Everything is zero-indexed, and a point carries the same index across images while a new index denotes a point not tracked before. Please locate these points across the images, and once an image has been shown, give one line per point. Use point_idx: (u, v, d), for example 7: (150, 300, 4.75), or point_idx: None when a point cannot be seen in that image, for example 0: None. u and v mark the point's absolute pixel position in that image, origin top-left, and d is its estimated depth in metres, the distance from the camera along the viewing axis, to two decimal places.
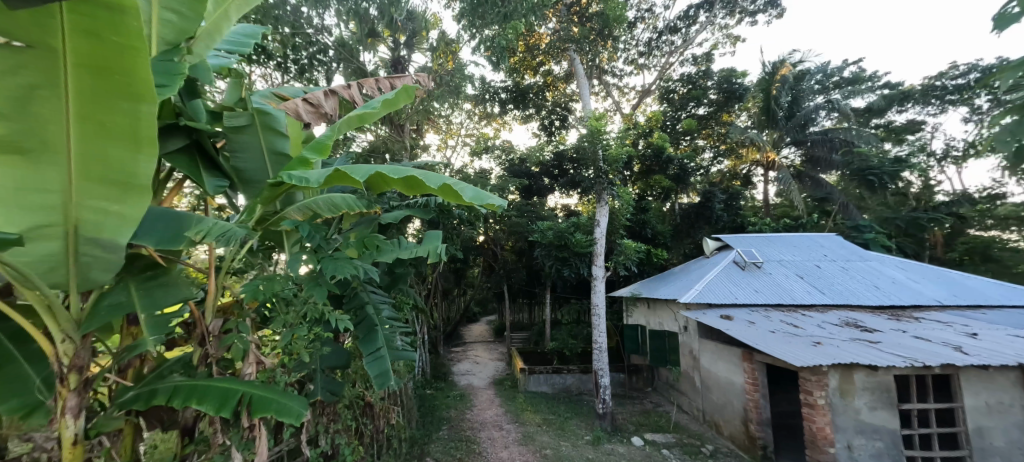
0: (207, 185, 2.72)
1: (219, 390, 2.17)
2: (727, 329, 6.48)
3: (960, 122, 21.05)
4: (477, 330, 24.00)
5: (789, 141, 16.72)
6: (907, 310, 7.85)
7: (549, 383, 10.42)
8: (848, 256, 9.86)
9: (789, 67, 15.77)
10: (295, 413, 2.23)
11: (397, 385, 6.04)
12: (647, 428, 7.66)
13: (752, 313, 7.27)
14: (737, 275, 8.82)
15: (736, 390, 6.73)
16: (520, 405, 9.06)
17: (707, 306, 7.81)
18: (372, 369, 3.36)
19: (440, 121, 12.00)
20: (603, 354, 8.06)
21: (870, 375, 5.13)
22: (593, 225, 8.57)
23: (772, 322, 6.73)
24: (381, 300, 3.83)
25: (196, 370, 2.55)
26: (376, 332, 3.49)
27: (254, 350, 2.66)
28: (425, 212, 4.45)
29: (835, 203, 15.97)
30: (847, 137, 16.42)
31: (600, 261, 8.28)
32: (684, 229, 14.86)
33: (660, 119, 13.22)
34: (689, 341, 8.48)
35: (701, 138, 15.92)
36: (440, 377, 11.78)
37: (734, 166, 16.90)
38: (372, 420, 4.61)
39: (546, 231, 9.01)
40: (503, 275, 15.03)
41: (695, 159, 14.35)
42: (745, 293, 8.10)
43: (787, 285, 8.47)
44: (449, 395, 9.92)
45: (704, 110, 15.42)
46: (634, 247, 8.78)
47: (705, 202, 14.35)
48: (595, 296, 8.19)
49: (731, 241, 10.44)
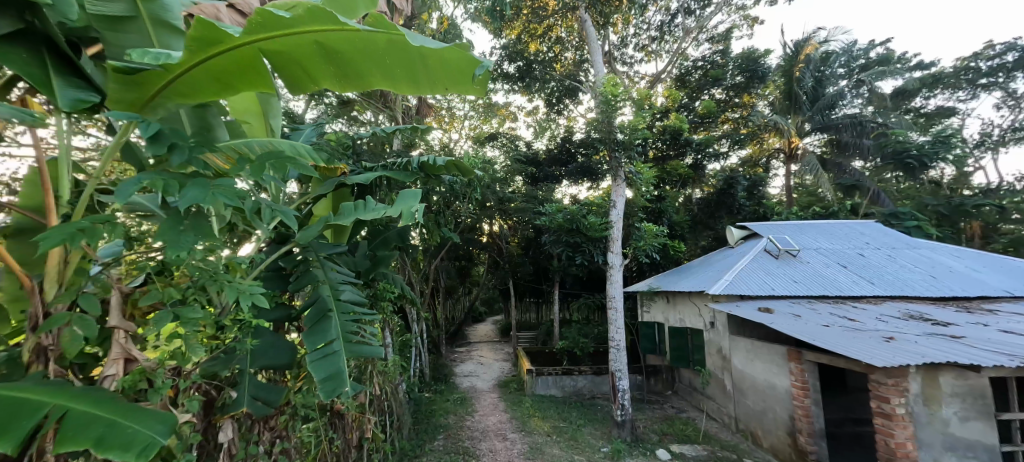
0: (59, 98, 1.80)
1: (9, 403, 1.29)
2: (771, 322, 5.53)
3: (994, 107, 19.73)
4: (482, 330, 23.07)
5: (813, 128, 15.61)
6: (973, 302, 6.82)
7: (558, 386, 9.47)
8: (893, 244, 8.81)
9: (814, 45, 14.60)
10: (138, 442, 1.32)
11: (380, 390, 5.14)
12: (672, 438, 6.70)
13: (794, 305, 6.28)
14: (770, 265, 7.81)
15: (779, 395, 5.76)
16: (526, 411, 8.13)
17: (740, 298, 6.82)
18: (318, 371, 2.38)
19: (440, 105, 11.17)
20: (621, 353, 7.09)
21: (958, 378, 4.15)
22: (609, 208, 7.59)
23: (822, 314, 5.75)
24: (343, 279, 2.95)
25: (27, 369, 1.64)
26: (328, 321, 2.56)
27: (122, 341, 1.76)
28: (401, 173, 3.58)
29: (866, 191, 14.81)
30: (876, 123, 15.27)
31: (617, 247, 7.28)
32: (702, 220, 13.88)
33: (677, 101, 12.22)
34: (717, 339, 7.50)
35: (720, 124, 14.83)
36: (440, 378, 10.88)
37: (754, 152, 15.77)
38: (343, 434, 3.75)
39: (555, 214, 8.09)
40: (508, 270, 14.09)
41: (714, 145, 13.32)
42: (782, 283, 7.11)
43: (830, 274, 7.45)
44: (449, 399, 9.00)
45: (722, 94, 14.43)
46: (655, 231, 7.80)
47: (727, 190, 13.30)
48: (612, 288, 7.23)
49: (759, 229, 9.44)
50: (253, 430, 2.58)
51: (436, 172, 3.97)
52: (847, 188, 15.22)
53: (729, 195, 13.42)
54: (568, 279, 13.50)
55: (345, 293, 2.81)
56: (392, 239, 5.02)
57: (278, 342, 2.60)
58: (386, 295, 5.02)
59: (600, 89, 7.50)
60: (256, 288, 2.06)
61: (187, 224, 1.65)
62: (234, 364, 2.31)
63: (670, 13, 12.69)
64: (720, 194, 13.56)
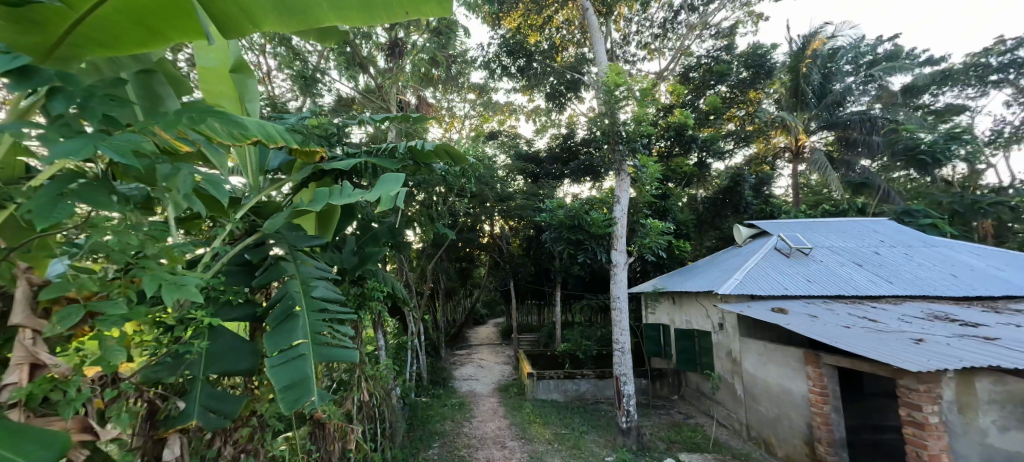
0: None
1: None
2: (787, 323, 5.19)
3: (1005, 105, 19.31)
4: (483, 332, 22.73)
5: (820, 126, 15.26)
6: (998, 302, 6.47)
7: (560, 390, 9.12)
8: (910, 242, 8.45)
9: (822, 40, 14.23)
10: None
11: (368, 395, 4.82)
12: (680, 446, 6.35)
13: (810, 306, 5.93)
14: (782, 263, 7.47)
15: (795, 401, 5.41)
16: (527, 416, 7.79)
17: (752, 298, 6.48)
18: (279, 378, 2.06)
19: (439, 101, 10.90)
20: (626, 357, 6.75)
21: (996, 383, 3.82)
22: (613, 205, 7.24)
23: (841, 315, 5.40)
24: (318, 274, 2.65)
25: None
26: (296, 321, 2.25)
27: (30, 343, 1.46)
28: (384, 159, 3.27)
29: (875, 190, 14.45)
30: (885, 120, 14.89)
31: (621, 245, 6.78)
32: (708, 220, 13.55)
33: (681, 97, 11.91)
34: (726, 341, 7.15)
35: (726, 120, 14.45)
36: (438, 382, 10.55)
37: (760, 150, 15.40)
38: (324, 445, 3.43)
39: (556, 211, 7.78)
40: (509, 271, 13.76)
41: (719, 142, 13.00)
42: (796, 283, 6.74)
43: (845, 273, 7.09)
44: (447, 404, 8.68)
45: (728, 91, 14.08)
46: (661, 228, 7.48)
47: (733, 188, 12.96)
48: (616, 287, 6.89)
49: (768, 227, 9.09)
50: (211, 445, 2.27)
51: (425, 160, 3.66)
52: (856, 186, 14.83)
53: (735, 194, 13.06)
54: (570, 280, 13.16)
55: (317, 289, 2.50)
56: (381, 235, 4.72)
57: (241, 346, 2.29)
58: (375, 295, 4.62)
59: (602, 79, 7.14)
60: (192, 278, 1.66)
61: (71, 191, 1.31)
62: (183, 370, 2.01)
63: (673, 9, 12.39)
64: (726, 192, 13.20)
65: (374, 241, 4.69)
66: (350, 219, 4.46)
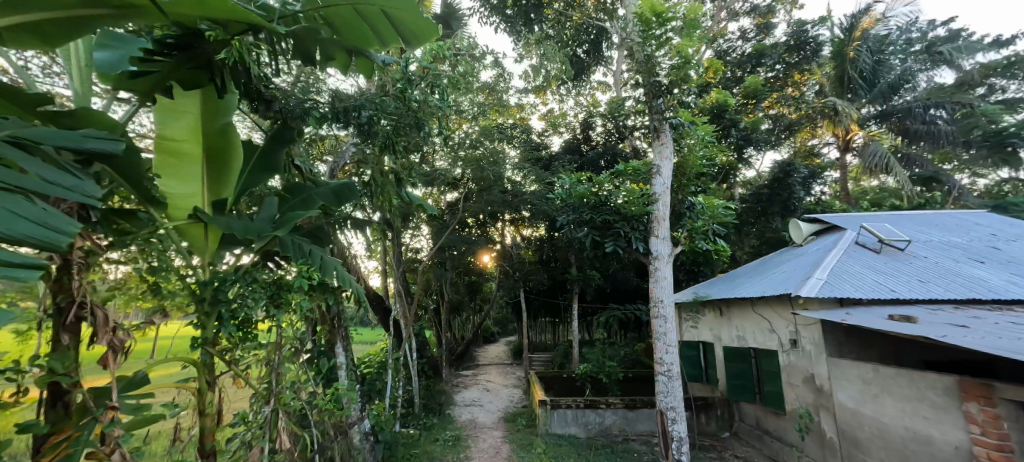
0: None
1: None
2: (942, 336, 3.42)
3: None
4: (492, 351, 20.69)
5: (872, 115, 13.40)
6: None
7: (580, 423, 7.30)
8: None
9: (872, 18, 12.56)
10: None
11: (290, 442, 3.21)
12: None
13: (944, 311, 4.16)
14: (873, 260, 5.69)
15: (941, 457, 3.62)
16: (540, 458, 6.01)
17: (850, 305, 4.72)
18: None
19: None
20: (673, 384, 5.01)
21: None
22: (650, 177, 5.61)
23: (1005, 325, 3.63)
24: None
25: None
26: None
27: None
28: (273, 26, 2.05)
29: (948, 185, 12.81)
30: (951, 108, 13.03)
31: (663, 229, 5.27)
32: (749, 219, 11.74)
33: (717, 74, 10.21)
34: (803, 363, 5.34)
35: (765, 108, 12.65)
36: (433, 409, 8.82)
37: (802, 144, 13.55)
38: None
39: (573, 193, 6.22)
40: (518, 279, 12.12)
41: (760, 130, 11.24)
42: (903, 284, 4.97)
43: (969, 271, 5.26)
44: (438, 438, 6.94)
45: (768, 75, 12.42)
46: (714, 211, 5.82)
47: (781, 182, 11.16)
48: (658, 289, 5.20)
49: (835, 221, 7.32)
50: None
51: (358, 48, 2.36)
52: (924, 180, 13.18)
53: (783, 189, 11.20)
54: (588, 291, 11.45)
55: None
56: (318, 197, 3.25)
57: None
58: (298, 284, 3.02)
59: (633, 22, 5.59)
60: None
61: None
62: None
63: None
64: (773, 186, 11.39)
65: (308, 206, 3.24)
66: (268, 175, 3.15)
